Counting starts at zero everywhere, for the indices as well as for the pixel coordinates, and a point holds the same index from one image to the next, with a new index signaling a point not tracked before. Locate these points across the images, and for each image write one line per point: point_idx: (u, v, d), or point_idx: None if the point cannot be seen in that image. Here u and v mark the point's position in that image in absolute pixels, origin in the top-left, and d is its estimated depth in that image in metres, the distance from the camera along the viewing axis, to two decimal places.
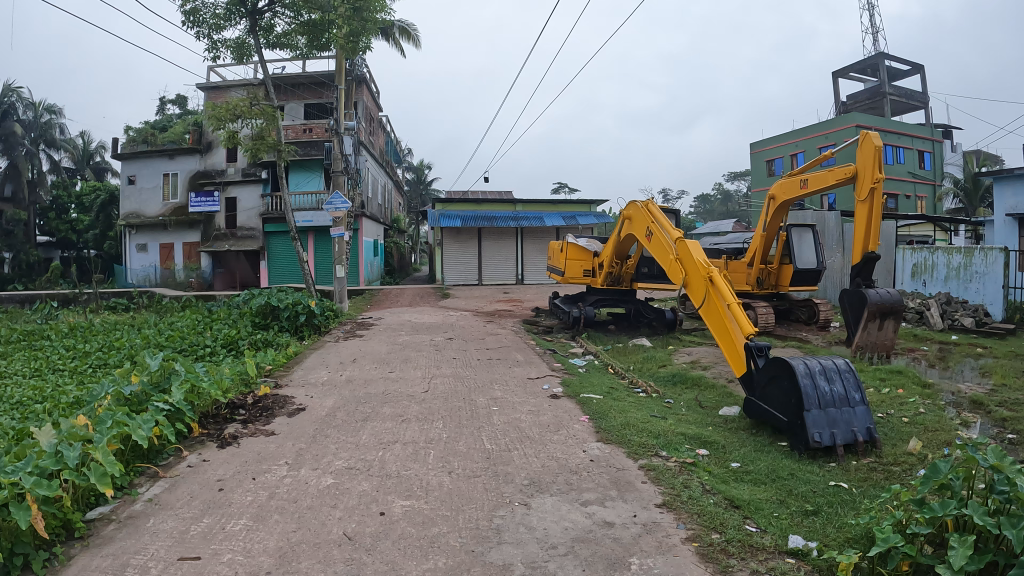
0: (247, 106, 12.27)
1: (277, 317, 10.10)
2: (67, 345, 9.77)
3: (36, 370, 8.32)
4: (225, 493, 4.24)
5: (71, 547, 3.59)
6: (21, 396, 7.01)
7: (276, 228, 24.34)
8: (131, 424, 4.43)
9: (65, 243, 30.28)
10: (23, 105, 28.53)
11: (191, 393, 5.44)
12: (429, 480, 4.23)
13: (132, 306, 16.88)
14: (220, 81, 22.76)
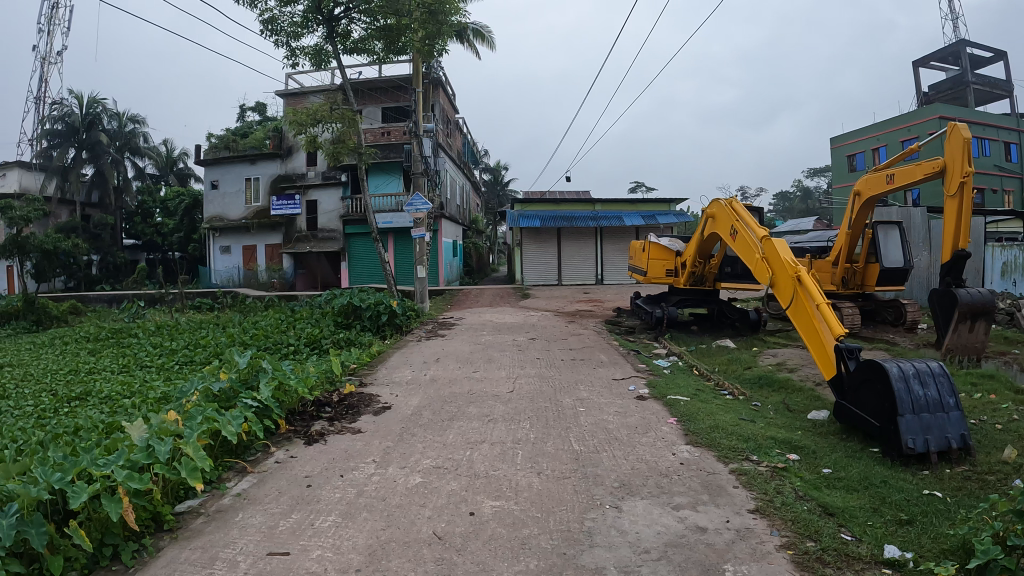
0: (328, 110, 12.49)
1: (359, 317, 10.28)
2: (154, 343, 10.08)
3: (126, 366, 8.67)
4: (313, 490, 4.30)
5: (161, 539, 3.71)
6: (111, 391, 7.30)
7: (357, 229, 24.73)
8: (221, 419, 4.58)
9: (151, 245, 31.47)
10: (107, 116, 29.55)
11: (279, 390, 5.60)
12: (519, 481, 4.22)
13: (217, 305, 17.37)
14: (298, 88, 23.33)
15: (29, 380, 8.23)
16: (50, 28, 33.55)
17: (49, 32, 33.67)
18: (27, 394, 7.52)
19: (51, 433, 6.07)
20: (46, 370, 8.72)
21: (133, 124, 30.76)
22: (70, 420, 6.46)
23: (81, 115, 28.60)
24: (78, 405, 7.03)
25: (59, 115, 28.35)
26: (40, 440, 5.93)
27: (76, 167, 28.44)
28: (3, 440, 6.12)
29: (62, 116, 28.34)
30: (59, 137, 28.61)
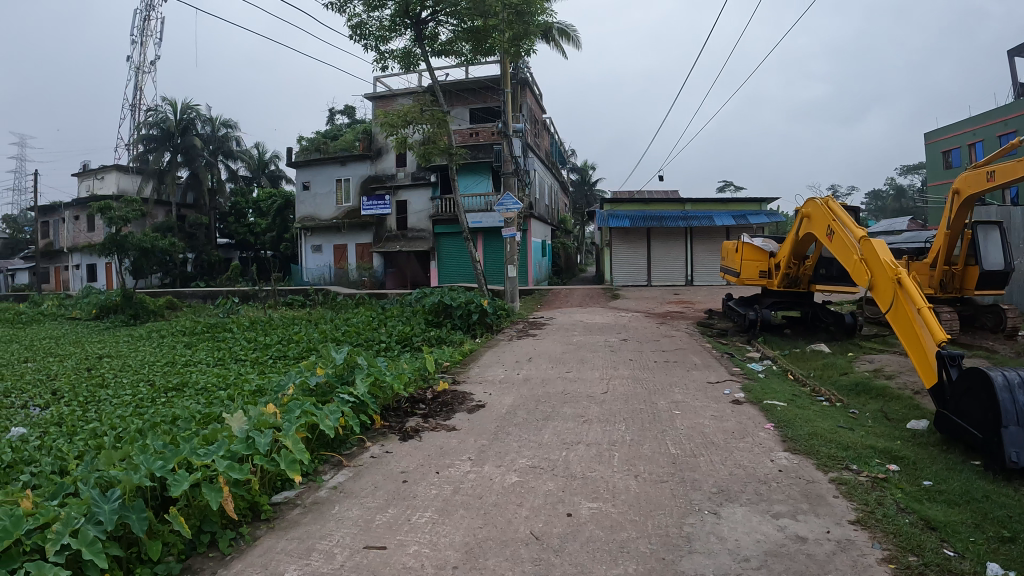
0: (418, 112, 12.69)
1: (450, 316, 10.47)
2: (250, 338, 10.45)
3: (221, 359, 9.00)
4: (409, 485, 4.44)
5: (257, 528, 3.94)
6: (207, 383, 7.62)
7: (448, 228, 24.89)
8: (319, 413, 4.78)
9: (244, 244, 32.63)
10: (201, 121, 30.64)
11: (375, 386, 5.77)
12: (616, 483, 4.22)
13: (308, 302, 17.82)
14: (386, 90, 23.80)
15: (130, 370, 8.63)
16: (144, 39, 35.02)
17: (142, 43, 35.15)
18: (128, 383, 7.90)
19: (148, 421, 6.40)
20: (145, 361, 9.15)
21: (226, 129, 31.79)
22: (167, 410, 6.74)
23: (175, 119, 29.69)
24: (175, 395, 7.34)
25: (154, 121, 29.57)
26: (139, 428, 6.22)
27: (171, 170, 29.70)
28: (105, 427, 6.45)
29: (157, 122, 29.54)
30: (155, 142, 29.76)
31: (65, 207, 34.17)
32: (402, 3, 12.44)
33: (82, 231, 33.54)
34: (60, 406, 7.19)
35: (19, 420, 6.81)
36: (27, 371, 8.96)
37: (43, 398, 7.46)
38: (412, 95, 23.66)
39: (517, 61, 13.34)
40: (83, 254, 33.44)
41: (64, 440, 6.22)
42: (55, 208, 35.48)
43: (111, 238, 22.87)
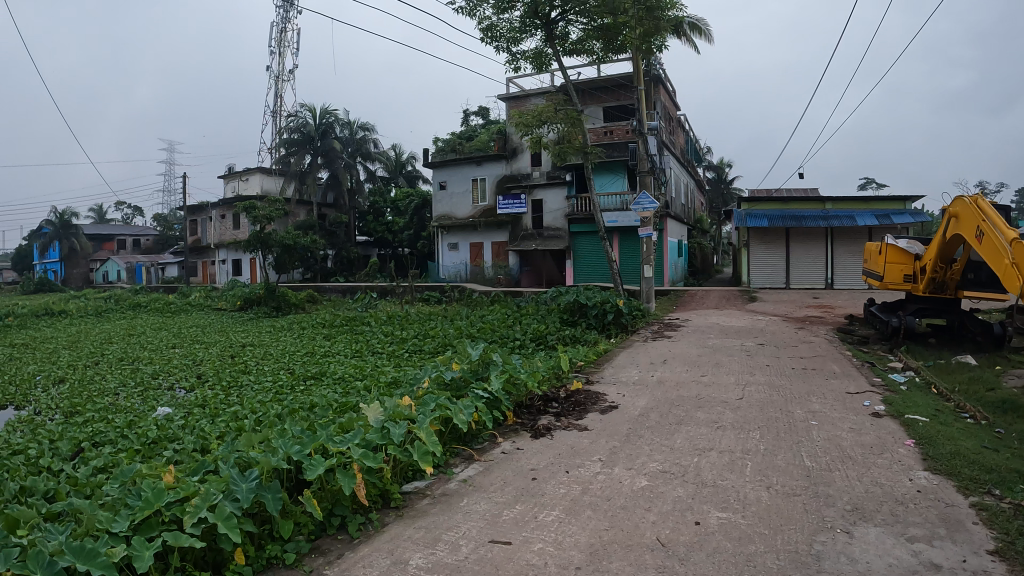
0: (552, 111, 12.76)
1: (585, 315, 10.45)
2: (387, 332, 10.83)
3: (357, 351, 9.36)
4: (538, 483, 4.69)
5: (385, 514, 4.41)
6: (344, 373, 7.96)
7: (583, 228, 25.00)
8: (452, 408, 5.29)
9: (382, 242, 33.56)
10: (339, 125, 31.81)
11: (510, 383, 6.12)
12: (746, 494, 4.12)
13: (444, 299, 18.22)
14: (519, 91, 24.07)
15: (271, 358, 9.12)
16: (281, 49, 36.73)
17: (280, 53, 36.88)
18: (268, 370, 8.38)
19: (287, 408, 6.76)
20: (286, 350, 9.64)
21: (364, 132, 32.74)
22: (305, 398, 7.08)
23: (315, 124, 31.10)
24: (313, 383, 7.73)
25: (295, 126, 30.92)
26: (279, 413, 6.60)
27: (311, 172, 31.10)
28: (246, 411, 6.85)
29: (297, 126, 30.97)
30: (296, 145, 31.13)
31: (212, 207, 36.42)
32: (532, 3, 12.58)
33: (229, 229, 35.66)
34: (204, 388, 7.70)
35: (168, 400, 7.34)
36: (178, 356, 9.61)
37: (189, 381, 8.02)
38: (546, 94, 23.84)
39: (649, 58, 13.18)
40: (230, 249, 35.49)
41: (207, 421, 6.62)
42: (203, 208, 37.86)
43: (255, 235, 24.18)
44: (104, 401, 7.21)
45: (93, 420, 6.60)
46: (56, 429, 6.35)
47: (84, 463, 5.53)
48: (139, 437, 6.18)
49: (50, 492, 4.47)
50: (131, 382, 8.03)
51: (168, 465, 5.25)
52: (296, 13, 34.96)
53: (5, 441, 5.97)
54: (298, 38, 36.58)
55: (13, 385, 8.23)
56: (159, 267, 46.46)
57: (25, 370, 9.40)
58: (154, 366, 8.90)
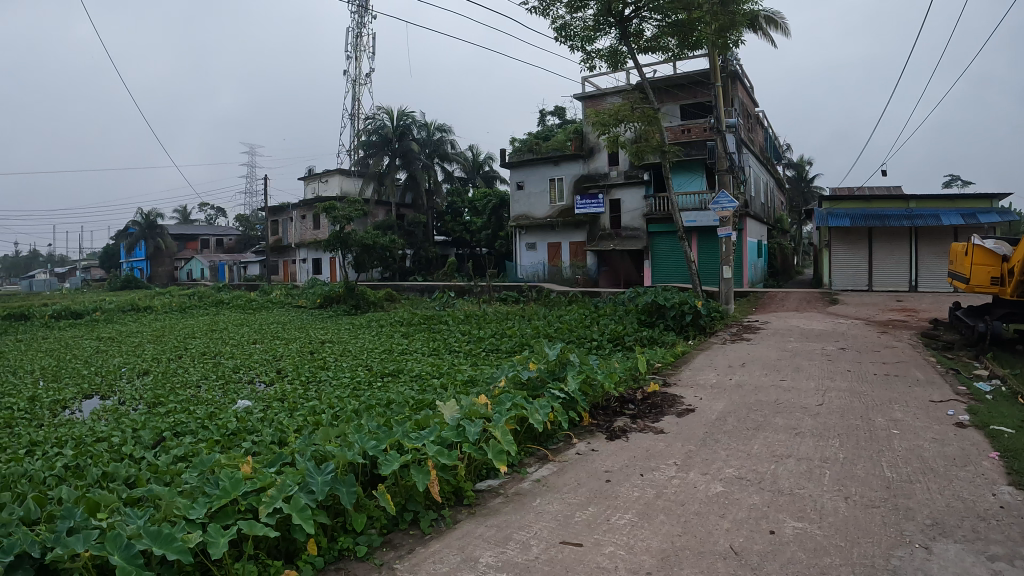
0: (629, 110, 12.65)
1: (663, 316, 10.33)
2: (466, 330, 10.93)
3: (435, 350, 9.47)
4: (612, 484, 4.67)
5: (459, 511, 4.49)
6: (421, 370, 8.07)
7: (662, 228, 24.64)
8: (528, 408, 5.37)
9: (461, 241, 34.01)
10: (417, 126, 32.22)
11: (587, 383, 6.12)
12: (823, 503, 4.01)
13: (522, 298, 18.24)
14: (595, 90, 23.97)
15: (350, 355, 9.30)
16: (357, 54, 37.38)
17: (356, 57, 37.55)
18: (346, 367, 8.56)
19: (364, 403, 6.91)
20: (365, 347, 9.84)
21: (441, 133, 32.90)
22: (382, 394, 7.23)
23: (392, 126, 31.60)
24: (390, 379, 7.87)
25: (373, 129, 31.72)
26: (356, 408, 6.74)
27: (390, 173, 31.70)
28: (324, 406, 7.02)
29: (376, 129, 31.65)
30: (375, 147, 31.89)
31: (293, 208, 37.44)
32: (606, 0, 12.49)
33: (309, 229, 36.63)
34: (283, 382, 7.93)
35: (247, 393, 7.58)
36: (259, 352, 9.91)
37: (269, 375, 8.28)
38: (622, 93, 23.61)
39: (725, 53, 12.91)
40: (310, 248, 36.39)
41: (286, 414, 6.82)
42: (284, 208, 38.92)
43: (336, 235, 24.75)
44: (185, 393, 7.50)
45: (175, 411, 6.87)
46: (140, 418, 6.63)
47: (164, 452, 5.80)
48: (218, 428, 6.41)
49: (131, 479, 4.73)
50: (213, 376, 8.33)
51: (245, 456, 5.44)
52: (370, 18, 35.49)
53: (93, 428, 6.27)
54: (373, 43, 37.14)
55: (101, 375, 8.63)
56: (241, 265, 47.86)
57: (112, 361, 9.83)
58: (236, 360, 9.20)
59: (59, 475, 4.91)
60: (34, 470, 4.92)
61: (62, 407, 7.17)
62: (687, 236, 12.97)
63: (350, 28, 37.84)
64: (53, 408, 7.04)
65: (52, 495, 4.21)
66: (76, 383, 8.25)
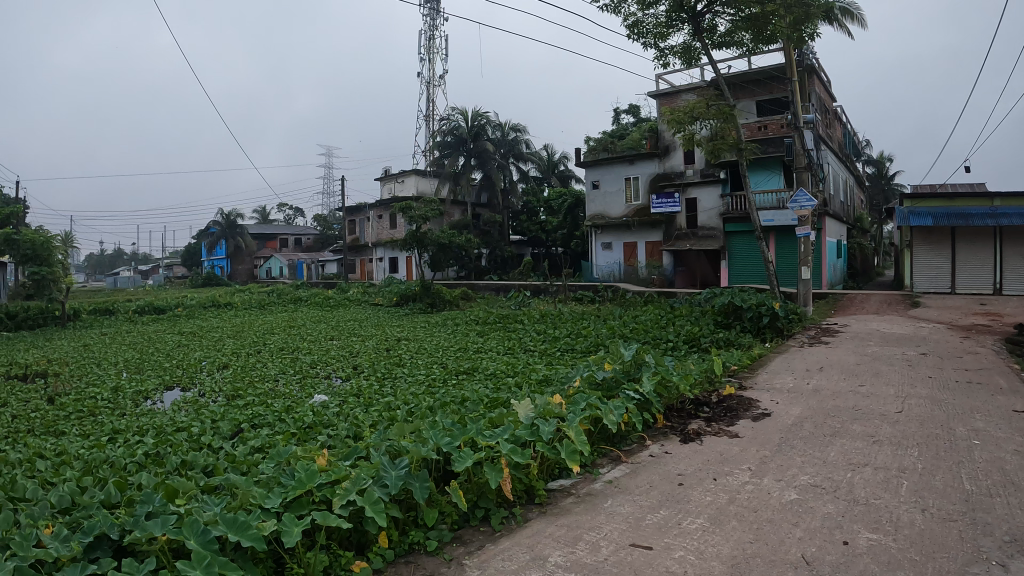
0: (704, 107, 12.44)
1: (740, 317, 10.09)
2: (541, 330, 10.93)
3: (510, 349, 9.49)
4: (684, 488, 4.59)
5: (530, 510, 4.50)
6: (496, 369, 8.11)
7: (739, 228, 24.08)
8: (603, 408, 5.34)
9: (536, 241, 34.06)
10: (491, 126, 32.23)
11: (662, 385, 6.02)
12: (900, 515, 3.84)
13: (597, 298, 18.08)
14: (669, 88, 23.64)
15: (425, 353, 9.41)
16: (430, 56, 37.75)
17: (430, 60, 37.96)
18: (422, 364, 8.66)
19: (439, 400, 7.00)
20: (440, 345, 9.95)
21: (516, 133, 32.80)
22: (457, 391, 7.30)
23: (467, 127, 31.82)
24: (465, 377, 7.93)
25: (448, 129, 31.81)
26: (430, 405, 6.82)
27: (465, 173, 31.87)
28: (398, 402, 7.12)
29: (451, 130, 31.94)
30: (450, 148, 32.16)
31: (370, 208, 38.14)
32: None
33: (386, 228, 37.29)
34: (359, 378, 8.09)
35: (324, 388, 7.76)
36: (335, 348, 10.12)
37: (345, 370, 8.48)
38: (697, 89, 23.22)
39: (801, 47, 12.53)
40: (387, 248, 36.98)
41: (361, 409, 6.96)
42: (361, 208, 39.65)
43: (412, 234, 25.08)
44: (264, 386, 7.74)
45: (253, 403, 7.09)
46: (219, 410, 6.87)
47: (241, 443, 6.02)
48: (295, 421, 6.58)
49: (210, 468, 4.93)
50: (290, 370, 8.56)
51: (320, 448, 5.59)
52: (443, 21, 35.80)
53: (174, 418, 6.53)
54: (446, 44, 37.46)
55: (183, 368, 8.97)
56: (318, 263, 48.94)
57: (194, 355, 10.21)
58: (313, 356, 9.43)
59: (139, 463, 5.18)
60: (118, 457, 5.17)
61: (145, 397, 7.48)
62: (763, 236, 12.61)
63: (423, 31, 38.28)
64: (137, 398, 7.35)
65: (134, 481, 4.42)
66: (159, 375, 8.60)
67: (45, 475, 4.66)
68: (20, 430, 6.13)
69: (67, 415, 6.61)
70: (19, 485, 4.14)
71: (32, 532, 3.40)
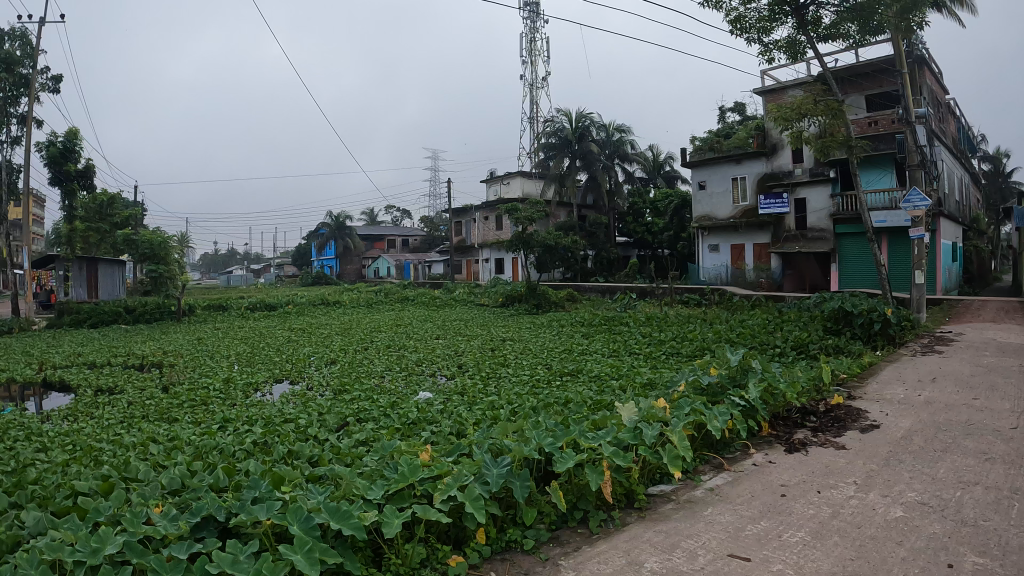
0: (812, 104, 11.96)
1: (851, 324, 9.59)
2: (645, 333, 10.75)
3: (614, 351, 9.40)
4: (786, 500, 4.41)
5: (628, 514, 4.45)
6: (600, 371, 8.04)
7: (849, 229, 23.02)
8: (707, 413, 5.21)
9: (643, 243, 33.57)
10: (596, 127, 31.90)
11: (768, 391, 5.78)
12: (1014, 539, 3.57)
13: (703, 301, 17.58)
14: (774, 84, 22.80)
15: (529, 354, 9.44)
16: (533, 58, 37.75)
17: (532, 62, 38.00)
18: (526, 364, 8.70)
19: (542, 401, 7.00)
20: (545, 346, 9.96)
21: (620, 134, 32.34)
22: (560, 393, 7.29)
23: (571, 128, 31.68)
24: (569, 379, 7.90)
25: (553, 131, 31.88)
26: (533, 405, 6.85)
27: (571, 174, 31.50)
28: (502, 401, 7.18)
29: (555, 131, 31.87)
30: (555, 149, 32.07)
31: (477, 209, 38.65)
32: None
33: (492, 230, 37.67)
34: (463, 377, 8.22)
35: (428, 385, 7.92)
36: (441, 347, 10.31)
37: (450, 368, 8.63)
38: (802, 85, 22.12)
39: (910, 36, 11.82)
40: (493, 249, 37.29)
41: (465, 407, 7.06)
42: (468, 210, 40.35)
43: (517, 235, 25.22)
44: (371, 382, 7.98)
45: (359, 398, 7.31)
46: (325, 403, 7.12)
47: (346, 436, 6.24)
48: (399, 417, 6.74)
49: (314, 458, 5.13)
50: (396, 367, 8.79)
51: (423, 443, 5.71)
52: (542, 22, 35.84)
53: (281, 409, 6.81)
54: (548, 46, 37.38)
55: (292, 362, 9.35)
56: (425, 264, 49.89)
57: (304, 350, 10.62)
58: (419, 354, 9.65)
59: (249, 450, 5.47)
60: (227, 444, 5.48)
61: (256, 389, 7.84)
62: (874, 237, 11.93)
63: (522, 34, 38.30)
64: (248, 389, 7.71)
65: (242, 468, 4.66)
66: (269, 368, 9.01)
67: (159, 459, 4.98)
68: (137, 416, 6.55)
69: (182, 403, 7.01)
70: (134, 466, 4.45)
71: (142, 509, 3.62)
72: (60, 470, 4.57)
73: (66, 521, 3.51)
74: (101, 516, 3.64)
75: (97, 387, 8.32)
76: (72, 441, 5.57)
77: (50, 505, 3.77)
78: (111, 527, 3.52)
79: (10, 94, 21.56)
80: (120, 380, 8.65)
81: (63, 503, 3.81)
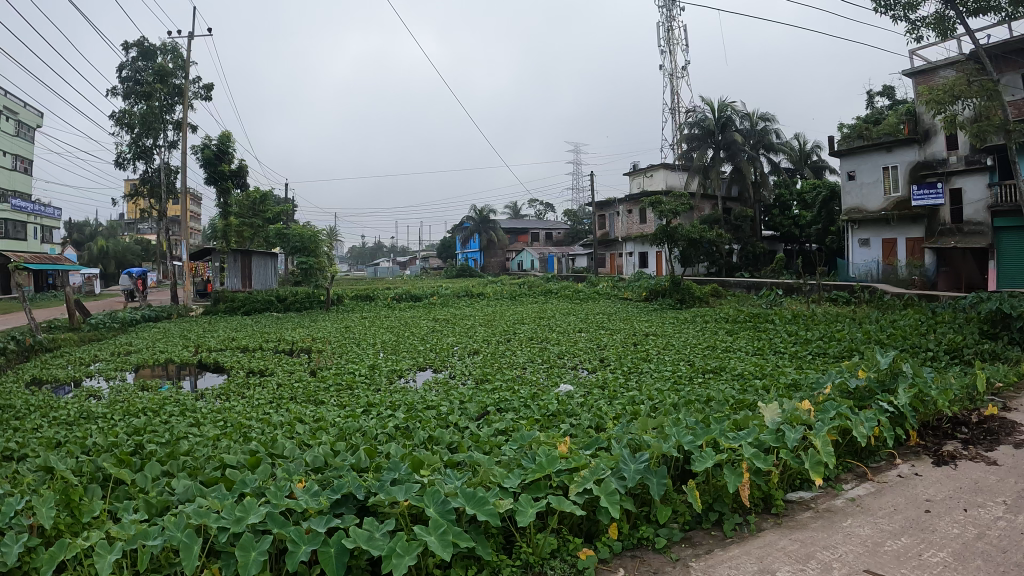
0: (965, 84, 10.93)
1: (1009, 327, 8.69)
2: (791, 331, 10.20)
3: (759, 350, 9.01)
4: (931, 516, 4.08)
5: (765, 520, 4.26)
6: (744, 370, 7.73)
7: (1007, 224, 20.33)
8: (853, 419, 4.87)
9: (791, 237, 31.85)
10: (739, 117, 30.68)
11: (918, 398, 5.37)
12: None
13: (852, 299, 16.45)
14: (922, 64, 20.81)
15: (672, 349, 9.26)
16: (672, 47, 36.87)
17: (672, 51, 37.03)
18: (667, 360, 8.53)
19: (683, 398, 6.84)
20: (688, 342, 9.72)
21: (766, 122, 31.00)
22: (702, 390, 7.09)
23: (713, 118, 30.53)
24: (710, 377, 7.66)
25: (696, 121, 30.86)
26: (673, 402, 6.69)
27: (715, 165, 30.47)
28: (643, 397, 7.08)
29: (698, 122, 30.93)
30: (697, 140, 31.08)
31: (621, 202, 38.30)
32: None
33: (636, 223, 37.12)
34: (605, 371, 8.18)
35: (570, 378, 7.98)
36: (582, 340, 10.32)
37: (592, 363, 8.61)
38: (950, 65, 19.99)
39: None
40: (638, 243, 36.69)
41: (605, 401, 7.04)
42: (611, 203, 39.96)
43: (662, 229, 24.70)
44: (512, 373, 8.16)
45: (501, 389, 7.46)
46: (467, 391, 7.36)
47: (485, 424, 6.39)
48: (539, 408, 6.81)
49: (453, 444, 5.27)
50: (539, 359, 8.91)
51: (558, 435, 5.73)
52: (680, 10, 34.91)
53: (423, 396, 7.09)
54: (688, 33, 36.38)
55: (435, 351, 9.74)
56: (568, 258, 50.61)
57: (446, 340, 10.97)
58: (561, 347, 9.71)
59: (393, 434, 5.76)
60: (371, 428, 5.77)
61: (400, 375, 8.24)
62: None
63: (661, 22, 37.42)
64: (392, 375, 8.15)
65: (382, 450, 4.87)
66: (412, 356, 9.42)
67: (305, 437, 5.34)
68: (286, 397, 7.06)
69: (329, 387, 7.45)
70: (280, 444, 4.78)
71: (285, 484, 3.83)
72: (211, 444, 5.01)
73: (212, 491, 3.77)
74: (247, 488, 3.89)
75: (249, 369, 9.06)
76: (224, 418, 6.09)
77: (200, 475, 4.11)
78: (255, 498, 3.74)
79: (166, 102, 23.84)
80: (270, 363, 9.35)
81: (211, 474, 4.15)
